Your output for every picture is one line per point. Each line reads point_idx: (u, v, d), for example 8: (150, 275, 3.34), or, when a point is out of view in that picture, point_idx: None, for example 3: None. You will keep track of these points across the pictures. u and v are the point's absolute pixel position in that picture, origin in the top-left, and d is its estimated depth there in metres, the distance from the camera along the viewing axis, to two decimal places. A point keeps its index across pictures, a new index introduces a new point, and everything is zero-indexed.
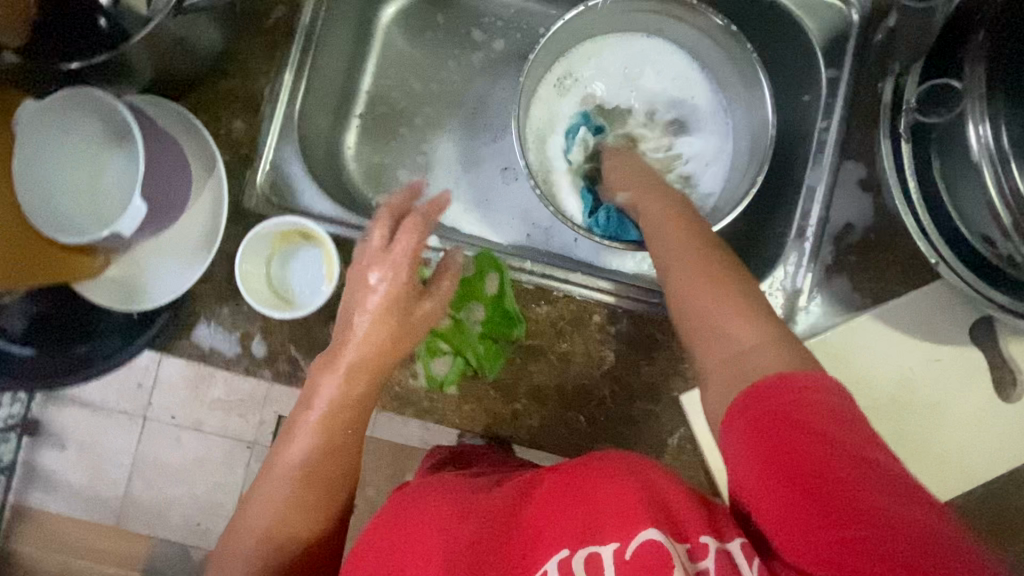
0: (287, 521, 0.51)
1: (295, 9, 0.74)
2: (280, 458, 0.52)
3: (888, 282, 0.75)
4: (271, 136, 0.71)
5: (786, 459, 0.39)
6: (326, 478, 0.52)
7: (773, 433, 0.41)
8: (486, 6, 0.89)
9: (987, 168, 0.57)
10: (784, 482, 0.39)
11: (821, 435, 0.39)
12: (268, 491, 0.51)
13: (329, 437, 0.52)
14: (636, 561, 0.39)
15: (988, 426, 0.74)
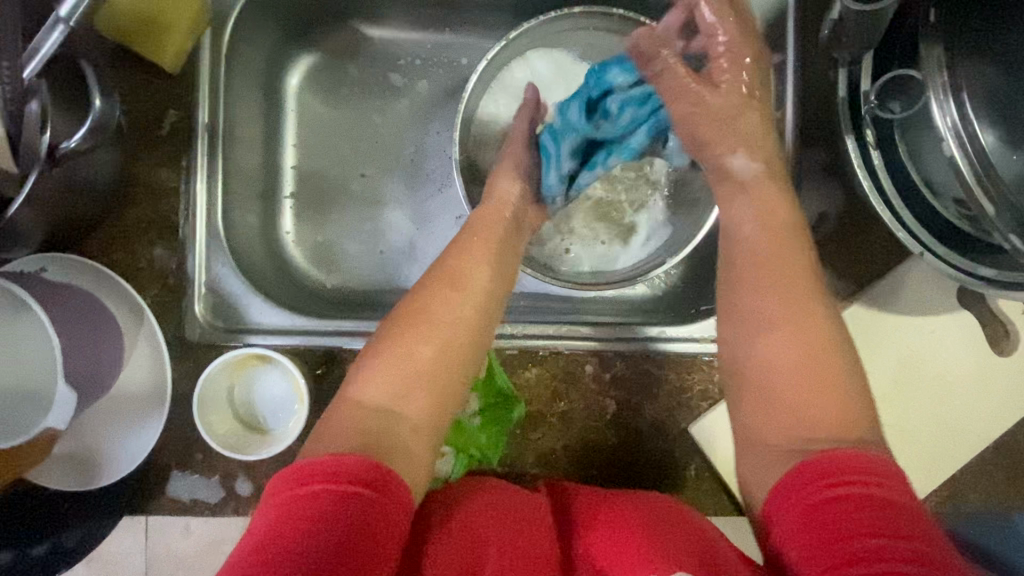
0: (406, 407, 0.51)
1: (189, 108, 0.66)
2: (374, 379, 0.53)
3: (873, 263, 0.72)
4: (198, 256, 0.64)
5: (835, 530, 0.40)
6: (449, 364, 0.54)
7: (833, 502, 0.41)
8: (399, 48, 0.81)
9: (949, 138, 0.54)
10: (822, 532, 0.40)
11: (877, 509, 0.40)
12: (386, 373, 0.52)
13: (437, 357, 0.54)
14: None
15: (991, 384, 0.73)
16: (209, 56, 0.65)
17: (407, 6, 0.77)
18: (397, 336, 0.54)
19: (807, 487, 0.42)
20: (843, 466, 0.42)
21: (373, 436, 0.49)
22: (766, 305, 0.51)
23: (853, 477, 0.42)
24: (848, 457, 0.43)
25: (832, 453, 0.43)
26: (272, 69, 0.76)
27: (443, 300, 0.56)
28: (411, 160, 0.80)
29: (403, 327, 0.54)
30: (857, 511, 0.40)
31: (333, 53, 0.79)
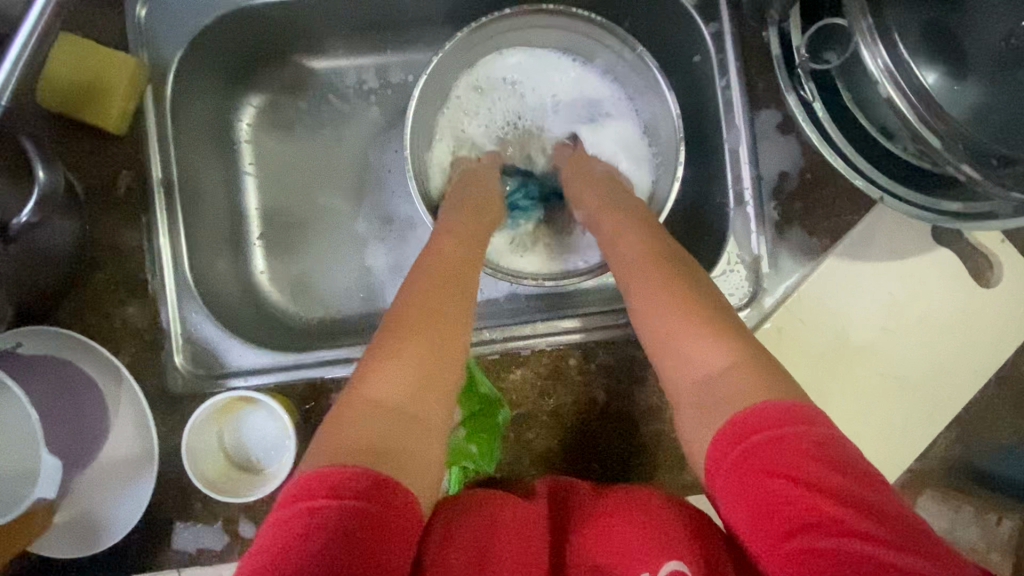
0: (424, 405, 0.48)
1: (142, 165, 0.67)
2: (366, 385, 0.48)
3: (841, 215, 0.71)
4: (171, 308, 0.65)
5: (761, 500, 0.41)
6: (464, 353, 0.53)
7: (757, 467, 0.42)
8: (345, 76, 0.82)
9: (888, 82, 0.55)
10: (753, 484, 0.42)
11: (798, 462, 0.41)
12: (402, 369, 0.49)
13: (447, 346, 0.51)
14: None
15: (981, 317, 0.72)
16: (155, 111, 0.66)
17: (344, 34, 0.78)
18: (404, 328, 0.51)
19: (728, 460, 0.43)
20: (760, 420, 0.43)
21: (391, 438, 0.45)
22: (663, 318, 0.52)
23: (769, 430, 0.42)
24: (752, 413, 0.43)
25: (755, 408, 0.43)
26: (222, 114, 0.77)
27: (446, 292, 0.55)
28: (371, 182, 0.81)
29: (400, 326, 0.51)
30: (782, 472, 0.41)
31: (281, 90, 0.80)
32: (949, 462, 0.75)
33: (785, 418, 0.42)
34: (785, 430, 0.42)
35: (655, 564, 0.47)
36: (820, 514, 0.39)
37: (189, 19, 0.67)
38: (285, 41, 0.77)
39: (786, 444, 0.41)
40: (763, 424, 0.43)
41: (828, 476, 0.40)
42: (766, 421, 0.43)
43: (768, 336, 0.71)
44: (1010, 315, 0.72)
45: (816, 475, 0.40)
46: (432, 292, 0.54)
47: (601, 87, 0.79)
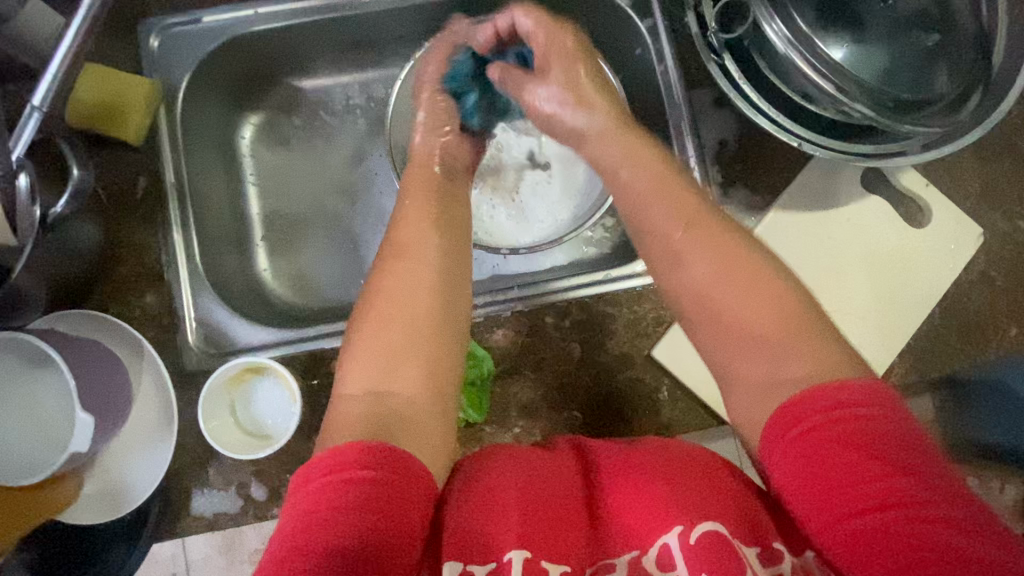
0: (397, 379, 0.54)
1: (156, 173, 0.76)
2: (351, 368, 0.55)
3: (779, 173, 0.79)
4: (186, 294, 0.73)
5: (840, 476, 0.43)
6: (431, 324, 0.57)
7: (844, 440, 0.44)
8: (332, 93, 0.92)
9: (792, 51, 0.65)
10: (815, 465, 0.44)
11: (886, 444, 0.43)
12: (374, 348, 0.55)
13: (417, 316, 0.57)
14: (701, 545, 0.45)
15: (917, 255, 0.79)
16: (168, 126, 0.77)
17: (330, 57, 0.89)
18: (370, 310, 0.58)
19: (803, 426, 0.45)
20: (845, 398, 0.45)
21: (374, 408, 0.52)
22: (704, 271, 0.53)
23: (854, 408, 0.45)
24: (840, 388, 0.45)
25: (828, 386, 0.46)
26: (225, 132, 0.87)
27: (402, 271, 0.60)
28: (360, 185, 0.91)
29: (370, 308, 0.58)
30: (851, 451, 0.43)
31: (276, 109, 0.91)
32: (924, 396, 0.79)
33: (856, 400, 0.45)
34: (869, 410, 0.45)
35: (690, 518, 0.47)
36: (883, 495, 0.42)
37: (195, 47, 0.79)
38: (278, 65, 0.88)
39: (853, 427, 0.44)
40: (836, 402, 0.45)
41: (914, 462, 0.43)
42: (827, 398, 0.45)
43: None
44: (944, 249, 0.79)
45: (901, 460, 0.43)
46: (400, 260, 0.61)
47: None
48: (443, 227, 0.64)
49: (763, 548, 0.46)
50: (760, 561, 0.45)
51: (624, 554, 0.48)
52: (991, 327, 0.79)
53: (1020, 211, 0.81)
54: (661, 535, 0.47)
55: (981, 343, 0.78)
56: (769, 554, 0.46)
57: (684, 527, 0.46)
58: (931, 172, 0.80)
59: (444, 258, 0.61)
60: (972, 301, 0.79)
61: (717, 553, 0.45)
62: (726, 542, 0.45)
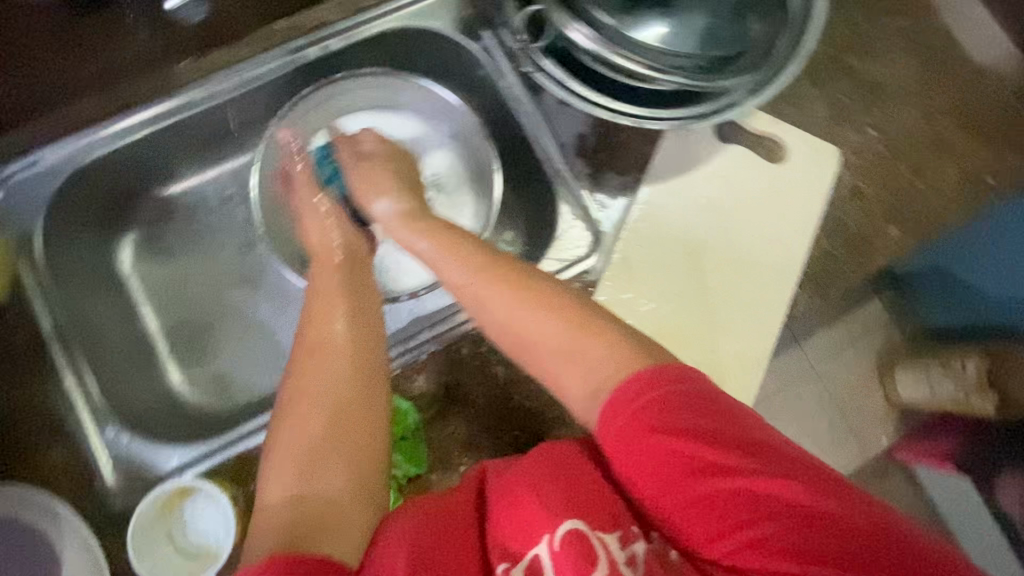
0: (320, 484, 0.53)
1: (32, 326, 0.74)
2: (271, 477, 0.54)
3: (641, 149, 0.82)
4: (94, 437, 0.71)
5: (661, 463, 0.46)
6: (351, 420, 0.57)
7: (654, 426, 0.47)
8: (203, 192, 0.92)
9: (605, 47, 0.69)
10: (640, 459, 0.47)
11: (687, 415, 0.47)
12: (295, 458, 0.54)
13: (340, 410, 0.57)
14: (565, 549, 0.46)
15: (787, 188, 0.82)
16: (33, 276, 0.75)
17: (188, 158, 0.89)
18: (292, 414, 0.58)
19: (622, 427, 0.48)
20: (644, 385, 0.48)
21: (299, 521, 0.50)
22: (508, 324, 0.57)
23: (653, 391, 0.48)
24: (649, 381, 0.49)
25: (633, 381, 0.49)
26: (103, 262, 0.86)
27: (315, 374, 0.60)
28: (256, 273, 0.90)
29: (288, 410, 0.58)
30: (664, 438, 0.47)
31: (150, 223, 0.90)
32: None
33: (665, 385, 0.48)
34: (669, 387, 0.48)
35: (554, 523, 0.47)
36: (696, 468, 0.46)
37: (37, 190, 0.76)
38: (140, 182, 0.87)
39: (662, 413, 0.47)
40: (646, 395, 0.48)
41: (712, 419, 0.47)
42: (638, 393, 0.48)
43: (618, 266, 0.78)
44: (809, 176, 0.83)
45: (703, 425, 0.47)
46: (319, 354, 0.62)
47: (417, 124, 0.92)
48: (352, 322, 0.65)
49: (621, 531, 0.47)
50: (618, 546, 0.46)
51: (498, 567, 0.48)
52: (874, 234, 0.83)
53: (866, 121, 0.86)
54: (532, 549, 0.47)
55: (870, 251, 0.82)
56: (625, 536, 0.47)
57: (549, 535, 0.47)
58: (778, 110, 0.84)
59: (365, 348, 0.63)
60: (850, 216, 0.83)
61: (576, 554, 0.45)
62: (587, 540, 0.46)
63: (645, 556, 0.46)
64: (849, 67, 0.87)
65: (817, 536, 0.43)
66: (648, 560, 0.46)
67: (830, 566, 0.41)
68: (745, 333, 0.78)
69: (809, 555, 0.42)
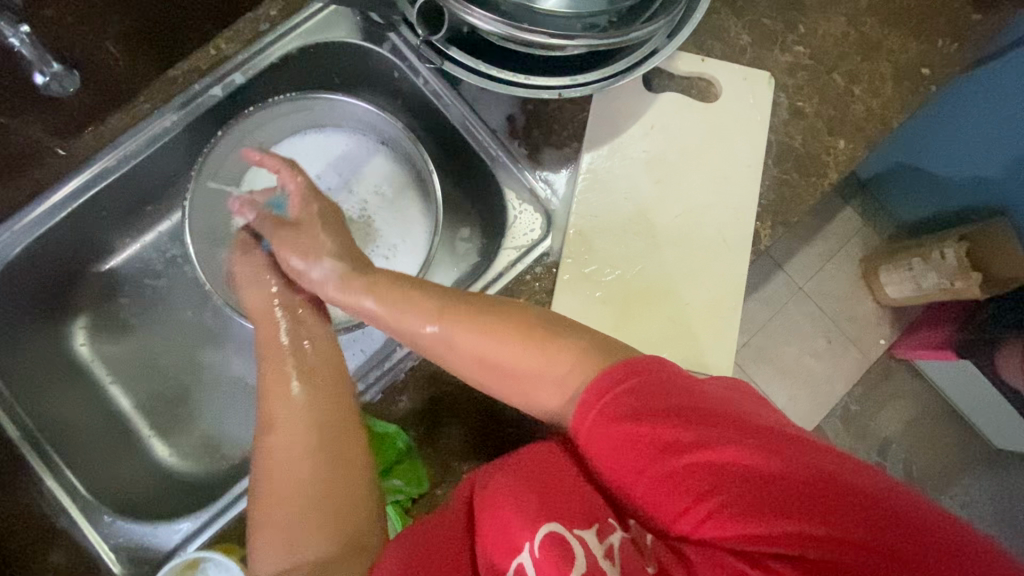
0: (308, 549, 0.57)
1: None
2: (262, 549, 0.58)
3: (575, 117, 0.80)
4: (90, 530, 0.70)
5: (632, 442, 0.46)
6: (333, 482, 0.60)
7: (616, 413, 0.47)
8: (146, 257, 0.89)
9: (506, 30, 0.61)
10: (611, 441, 0.47)
11: (647, 397, 0.47)
12: (290, 528, 0.58)
13: (319, 475, 0.60)
14: (546, 555, 0.44)
15: (728, 123, 0.81)
16: None
17: (120, 227, 0.86)
18: (273, 484, 0.60)
19: (593, 412, 0.48)
20: (611, 377, 0.49)
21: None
22: (481, 346, 0.57)
23: (613, 381, 0.48)
24: (618, 368, 0.49)
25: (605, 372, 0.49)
26: (57, 353, 0.83)
27: (290, 451, 0.61)
28: (219, 326, 0.88)
29: (269, 481, 0.60)
30: (633, 419, 0.46)
31: (98, 302, 0.87)
32: None
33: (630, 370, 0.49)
34: (627, 375, 0.48)
35: (534, 527, 0.46)
36: (666, 442, 0.45)
37: None
38: (75, 264, 0.84)
39: (627, 394, 0.47)
40: (614, 378, 0.49)
41: (673, 398, 0.47)
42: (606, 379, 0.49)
43: (576, 241, 0.76)
44: (747, 106, 0.81)
45: (668, 400, 0.47)
46: (297, 416, 0.63)
47: (348, 140, 0.90)
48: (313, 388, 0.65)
49: (599, 524, 0.46)
50: (597, 542, 0.45)
51: None
52: (824, 151, 0.82)
53: (794, 39, 0.84)
54: (517, 557, 0.45)
55: (823, 168, 0.81)
56: (602, 528, 0.46)
57: (530, 542, 0.45)
58: (702, 46, 0.82)
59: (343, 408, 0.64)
60: (796, 138, 0.82)
61: (557, 558, 0.44)
62: (566, 542, 0.44)
63: (621, 546, 0.44)
64: None
65: (784, 499, 0.41)
66: (624, 550, 0.44)
67: (805, 523, 0.40)
68: (716, 277, 0.77)
69: (774, 517, 0.41)
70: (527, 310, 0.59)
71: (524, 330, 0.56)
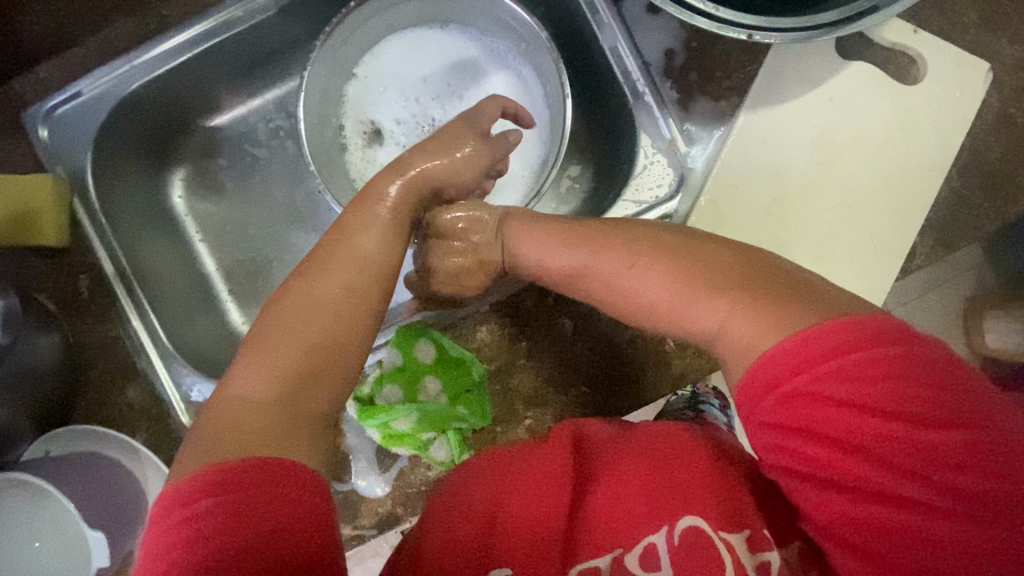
0: (295, 392, 0.45)
1: (96, 266, 0.72)
2: (242, 372, 0.46)
3: (739, 70, 0.70)
4: (165, 379, 0.71)
5: (813, 461, 0.39)
6: (341, 348, 0.49)
7: (790, 421, 0.39)
8: (250, 123, 0.86)
9: None
10: (788, 452, 0.40)
11: (838, 418, 0.38)
12: (275, 360, 0.46)
13: (341, 323, 0.50)
14: (686, 548, 0.43)
15: (920, 114, 0.68)
16: (88, 215, 0.71)
17: (232, 84, 0.82)
18: (286, 313, 0.50)
19: (770, 403, 0.40)
20: (779, 373, 0.40)
21: (261, 427, 0.42)
22: (644, 276, 0.49)
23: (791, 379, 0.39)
24: (824, 335, 0.39)
25: (802, 342, 0.40)
26: (153, 199, 0.83)
27: (316, 283, 0.52)
28: (310, 210, 0.86)
29: (283, 306, 0.50)
30: (822, 436, 0.39)
31: (198, 156, 0.85)
32: (963, 266, 0.71)
33: (841, 361, 0.39)
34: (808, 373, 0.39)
35: (673, 515, 0.45)
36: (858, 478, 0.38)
37: (83, 123, 0.72)
38: (183, 112, 0.82)
39: (827, 405, 0.39)
40: (813, 375, 0.39)
41: (871, 411, 0.38)
42: (801, 365, 0.40)
43: (706, 212, 0.69)
44: (949, 100, 0.68)
45: (882, 428, 0.38)
46: (347, 261, 0.54)
47: (476, 41, 0.81)
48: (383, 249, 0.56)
49: (749, 532, 0.43)
50: (746, 552, 0.42)
51: (609, 551, 0.45)
52: (1020, 172, 0.70)
53: None
54: (647, 535, 0.45)
55: (1012, 193, 0.70)
56: (756, 540, 0.43)
57: (671, 527, 0.44)
58: (917, 15, 0.69)
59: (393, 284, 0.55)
60: (993, 149, 0.69)
61: (699, 552, 0.43)
62: (708, 539, 0.43)
63: (775, 565, 0.42)
64: None
65: None
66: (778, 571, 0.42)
67: None
68: (849, 286, 0.69)
69: None
70: (643, 270, 0.49)
71: (650, 296, 0.49)
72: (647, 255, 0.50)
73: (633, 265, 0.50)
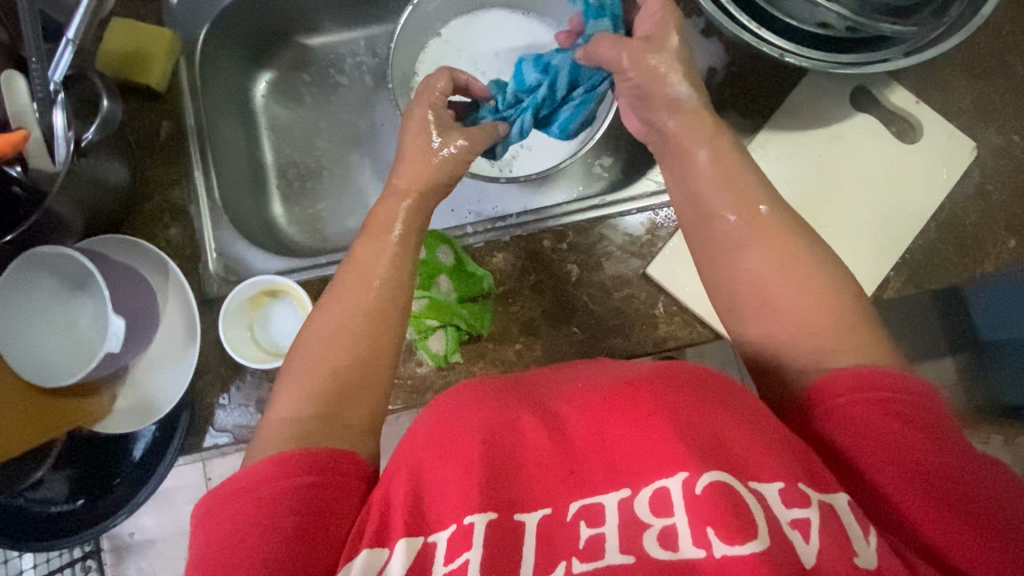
0: (336, 411, 0.51)
1: (178, 118, 0.82)
2: (279, 409, 0.51)
3: (767, 97, 0.82)
4: (207, 228, 0.79)
5: (893, 449, 0.44)
6: (375, 361, 0.54)
7: (861, 419, 0.47)
8: (341, 50, 0.97)
9: None
10: (874, 442, 0.45)
11: (910, 421, 0.45)
12: (310, 382, 0.52)
13: (368, 342, 0.54)
14: (705, 497, 0.40)
15: (907, 168, 0.80)
16: (187, 75, 0.83)
17: (336, 13, 0.94)
18: (313, 347, 0.54)
19: (853, 397, 0.48)
20: (853, 384, 0.48)
21: (314, 434, 0.49)
22: (763, 258, 0.55)
23: (871, 391, 0.47)
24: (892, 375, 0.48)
25: (867, 371, 0.49)
26: (240, 88, 0.93)
27: (335, 314, 0.55)
28: (369, 133, 0.95)
29: (309, 347, 0.54)
30: (904, 430, 0.45)
31: (287, 66, 0.96)
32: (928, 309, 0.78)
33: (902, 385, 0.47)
34: (881, 395, 0.47)
35: (695, 464, 0.41)
36: (937, 475, 0.43)
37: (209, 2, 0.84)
38: (288, 25, 0.93)
39: (899, 406, 0.46)
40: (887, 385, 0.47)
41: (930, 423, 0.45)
42: (869, 381, 0.48)
43: None
44: (934, 162, 0.80)
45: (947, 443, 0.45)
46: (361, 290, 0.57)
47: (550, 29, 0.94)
48: (398, 264, 0.59)
49: (785, 486, 0.41)
50: (779, 505, 0.41)
51: (614, 489, 0.43)
52: (990, 238, 0.78)
53: (1015, 127, 0.81)
54: (660, 479, 0.42)
55: (979, 254, 0.78)
56: (790, 496, 0.41)
57: (690, 476, 0.41)
58: (921, 90, 0.81)
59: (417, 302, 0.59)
60: (969, 214, 0.79)
61: (723, 506, 0.39)
62: (734, 494, 0.40)
63: (817, 522, 0.40)
64: (1010, 68, 0.82)
65: None
66: (822, 537, 0.40)
67: None
68: None
69: None
70: (758, 246, 0.55)
71: (759, 270, 0.55)
72: (761, 234, 0.56)
73: (745, 238, 0.56)
